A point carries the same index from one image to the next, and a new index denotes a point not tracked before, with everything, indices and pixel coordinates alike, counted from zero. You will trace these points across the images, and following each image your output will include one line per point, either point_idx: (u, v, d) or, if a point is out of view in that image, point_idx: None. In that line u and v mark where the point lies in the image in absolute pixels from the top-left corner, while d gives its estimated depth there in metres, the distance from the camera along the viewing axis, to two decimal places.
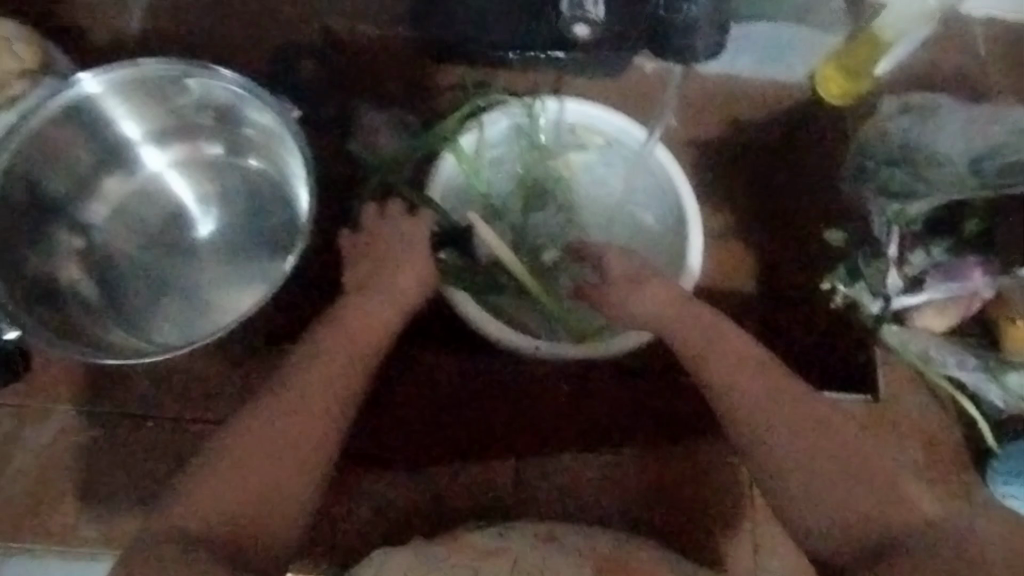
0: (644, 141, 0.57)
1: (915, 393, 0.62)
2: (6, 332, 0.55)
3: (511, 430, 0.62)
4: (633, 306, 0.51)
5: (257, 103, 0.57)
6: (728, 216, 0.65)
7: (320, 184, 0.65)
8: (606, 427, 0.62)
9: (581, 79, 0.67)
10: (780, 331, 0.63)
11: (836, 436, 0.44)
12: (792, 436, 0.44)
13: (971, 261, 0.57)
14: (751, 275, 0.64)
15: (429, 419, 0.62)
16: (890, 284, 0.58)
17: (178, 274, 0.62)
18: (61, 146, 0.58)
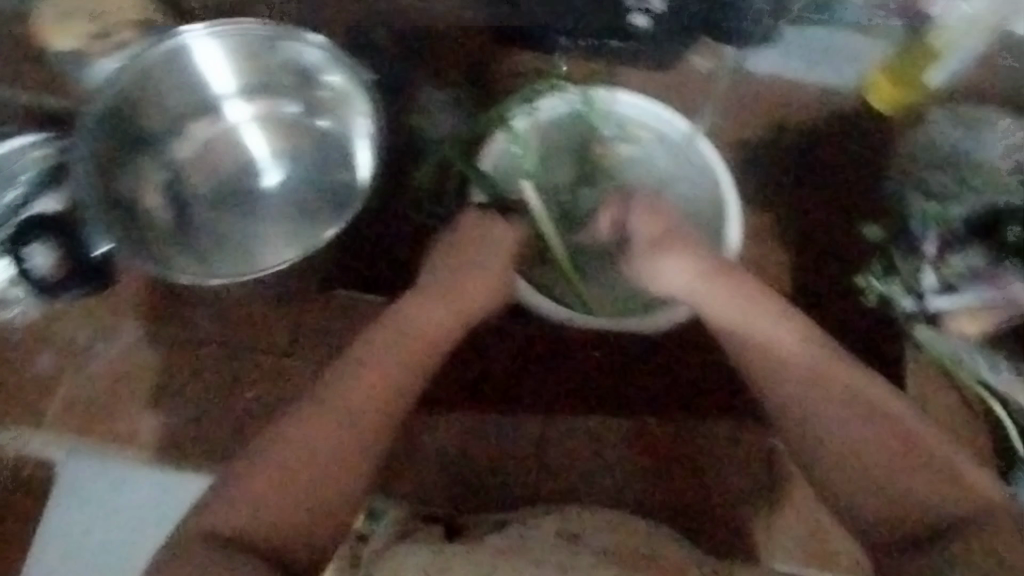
0: (688, 133, 0.70)
1: (944, 392, 0.69)
2: (100, 244, 0.69)
3: (553, 392, 0.72)
4: (662, 280, 0.64)
5: (336, 66, 0.69)
6: (772, 217, 0.74)
7: (393, 150, 0.75)
8: (657, 406, 0.72)
9: (633, 69, 0.77)
10: (838, 326, 0.70)
11: (873, 429, 0.54)
12: (838, 424, 0.54)
13: (1004, 270, 0.66)
14: (789, 281, 0.72)
15: (476, 374, 0.72)
16: (926, 283, 0.68)
17: (230, 218, 0.72)
18: (172, 86, 0.70)
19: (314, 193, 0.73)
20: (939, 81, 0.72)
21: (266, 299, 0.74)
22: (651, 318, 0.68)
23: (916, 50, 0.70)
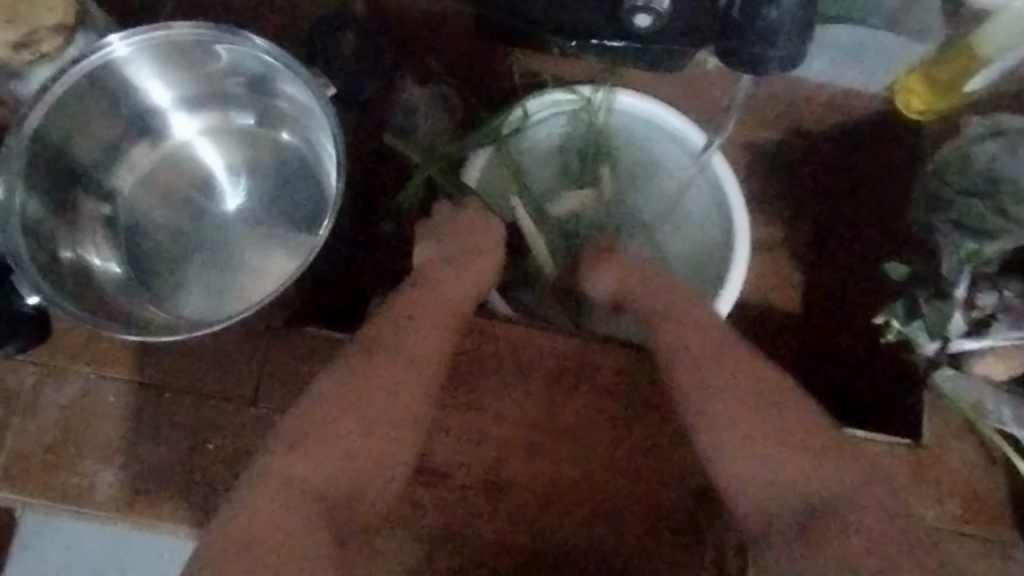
0: (266, 177, 0.82)
1: (578, 394, 0.81)
2: (144, 243, 0.80)
3: (560, 480, 0.79)
4: (497, 445, 0.79)
5: (276, 180, 0.82)
6: (534, 417, 0.80)
7: (298, 209, 0.81)
8: (646, 521, 0.78)
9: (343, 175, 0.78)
10: (553, 415, 0.81)
11: (498, 426, 0.80)
12: (540, 443, 0.80)
13: (324, 181, 0.81)
14: (600, 497, 0.79)
15: (537, 446, 0.80)
16: (220, 209, 0.81)
17: (185, 200, 0.81)
18: (196, 190, 0.81)
19: (278, 199, 0.82)
20: (972, 89, 0.85)
21: (236, 334, 0.81)
22: (589, 530, 0.78)
23: (957, 53, 0.82)
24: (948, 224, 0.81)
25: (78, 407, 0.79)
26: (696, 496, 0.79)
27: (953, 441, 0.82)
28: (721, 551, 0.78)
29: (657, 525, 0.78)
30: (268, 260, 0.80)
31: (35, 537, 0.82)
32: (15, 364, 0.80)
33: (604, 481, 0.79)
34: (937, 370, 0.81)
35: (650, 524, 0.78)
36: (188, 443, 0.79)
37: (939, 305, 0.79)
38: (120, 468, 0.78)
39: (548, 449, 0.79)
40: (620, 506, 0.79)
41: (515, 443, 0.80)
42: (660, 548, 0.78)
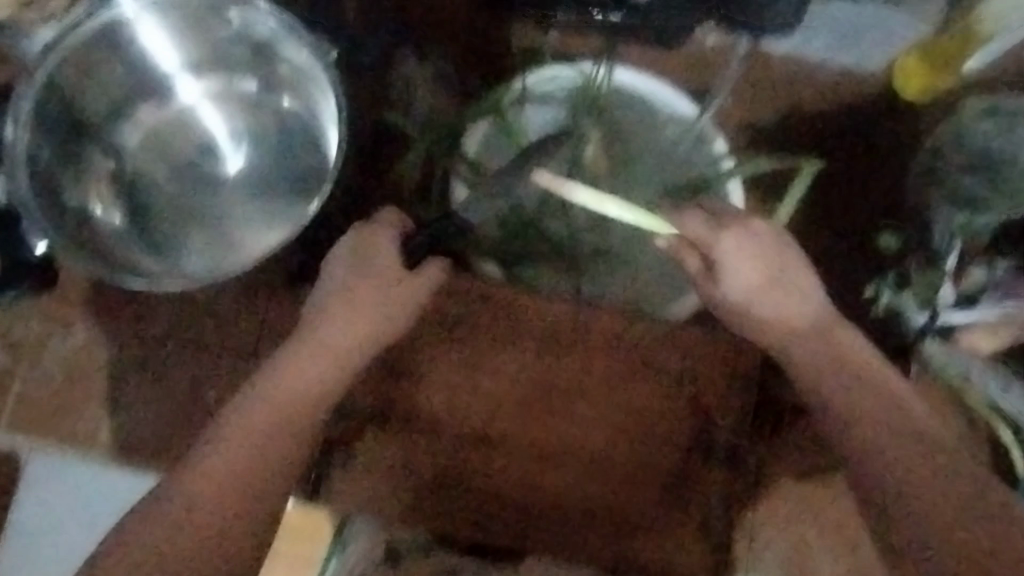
0: (267, 142, 0.84)
1: (561, 352, 0.85)
2: (145, 203, 0.81)
3: (543, 431, 0.84)
4: (481, 397, 0.84)
5: (277, 145, 0.84)
6: (517, 372, 0.85)
7: (298, 173, 0.83)
8: (624, 471, 0.84)
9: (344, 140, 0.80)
10: (536, 371, 0.85)
11: (484, 379, 0.84)
12: (522, 395, 0.84)
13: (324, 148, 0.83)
14: (580, 448, 0.84)
15: (521, 399, 0.85)
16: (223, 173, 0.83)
17: (187, 163, 0.83)
18: (197, 152, 0.83)
19: (279, 164, 0.84)
20: (970, 70, 0.88)
21: (237, 291, 0.83)
22: (568, 478, 0.84)
23: (958, 32, 0.86)
24: (939, 200, 0.83)
25: (83, 357, 0.81)
26: (668, 447, 0.84)
27: (941, 412, 0.84)
28: (689, 498, 0.84)
29: (633, 475, 0.84)
30: (268, 222, 0.81)
31: (37, 487, 0.82)
32: (19, 315, 0.81)
33: (584, 435, 0.84)
34: (925, 341, 0.84)
35: (627, 474, 0.84)
36: (193, 394, 0.82)
37: (928, 277, 0.81)
38: (129, 416, 0.81)
39: (531, 402, 0.84)
40: (597, 456, 0.84)
41: (498, 394, 0.84)
42: (632, 495, 0.84)
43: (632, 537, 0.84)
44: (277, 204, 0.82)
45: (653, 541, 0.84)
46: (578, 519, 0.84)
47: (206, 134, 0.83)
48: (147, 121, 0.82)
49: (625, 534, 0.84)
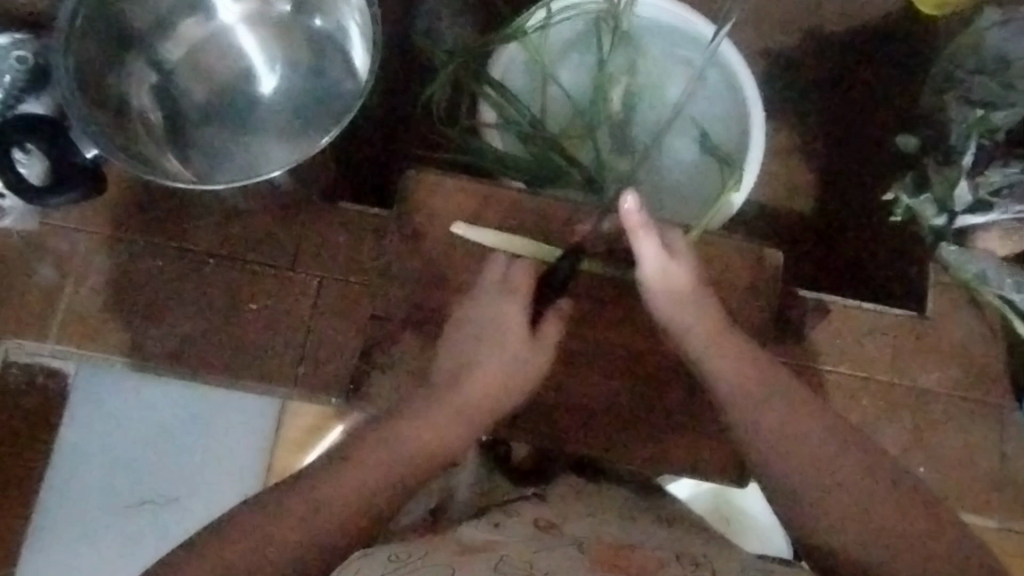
0: (300, 61, 0.86)
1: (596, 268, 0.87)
2: (185, 118, 0.83)
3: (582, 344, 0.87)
4: None
5: (310, 63, 0.86)
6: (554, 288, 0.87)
7: (331, 89, 0.86)
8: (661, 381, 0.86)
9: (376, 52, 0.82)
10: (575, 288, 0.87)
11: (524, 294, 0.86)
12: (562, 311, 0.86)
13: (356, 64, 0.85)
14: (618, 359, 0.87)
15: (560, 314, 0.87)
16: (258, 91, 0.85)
17: (224, 80, 0.85)
18: (233, 70, 0.85)
19: (312, 81, 0.86)
20: None
21: (274, 209, 0.86)
22: (607, 387, 0.86)
23: None
24: (958, 102, 0.84)
25: (128, 270, 0.84)
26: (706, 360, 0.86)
27: (956, 314, 0.87)
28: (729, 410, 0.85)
29: (670, 387, 0.86)
30: (303, 136, 0.83)
31: (99, 398, 0.87)
32: (65, 230, 0.84)
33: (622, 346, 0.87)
34: (943, 244, 0.85)
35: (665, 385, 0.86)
36: (233, 305, 0.84)
37: (946, 175, 0.83)
38: (171, 326, 0.84)
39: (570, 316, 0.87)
40: (634, 367, 0.86)
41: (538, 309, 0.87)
42: (671, 406, 0.86)
43: (673, 447, 0.85)
44: (310, 119, 0.85)
45: (694, 450, 0.85)
46: (618, 429, 0.85)
47: (242, 52, 0.85)
48: (187, 37, 0.84)
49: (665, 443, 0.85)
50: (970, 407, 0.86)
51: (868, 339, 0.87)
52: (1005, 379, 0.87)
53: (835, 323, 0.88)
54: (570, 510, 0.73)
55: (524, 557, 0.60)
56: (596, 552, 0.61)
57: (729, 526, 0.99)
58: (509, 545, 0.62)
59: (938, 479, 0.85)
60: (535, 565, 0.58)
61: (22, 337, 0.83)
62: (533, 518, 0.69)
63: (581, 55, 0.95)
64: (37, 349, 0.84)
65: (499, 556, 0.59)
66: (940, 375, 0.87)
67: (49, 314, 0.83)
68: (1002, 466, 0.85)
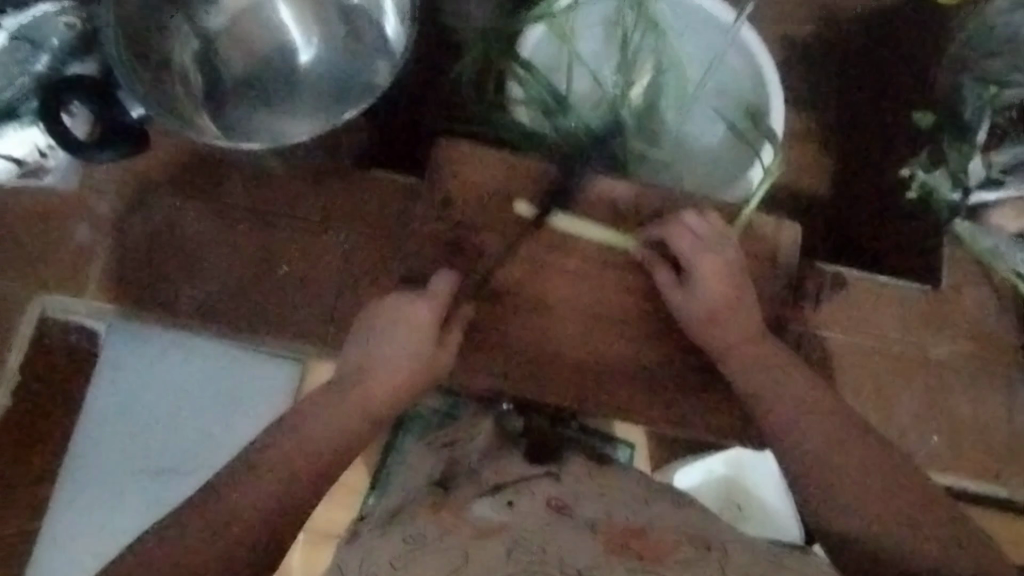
0: (336, 36, 0.89)
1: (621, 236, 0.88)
2: (223, 86, 0.86)
3: (603, 310, 0.87)
4: (544, 279, 0.87)
5: (346, 39, 0.89)
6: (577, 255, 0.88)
7: (365, 63, 0.88)
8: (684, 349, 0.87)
9: (412, 25, 0.85)
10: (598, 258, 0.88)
11: (547, 261, 0.87)
12: (584, 277, 0.88)
13: (390, 39, 0.88)
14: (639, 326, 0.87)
15: (581, 282, 0.87)
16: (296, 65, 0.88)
17: (264, 52, 0.88)
18: (271, 40, 0.88)
19: (347, 56, 0.88)
20: None
21: (308, 176, 0.89)
22: (629, 353, 0.87)
23: None
24: (970, 82, 0.87)
25: (166, 231, 0.86)
26: None
27: (970, 288, 0.90)
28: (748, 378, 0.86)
29: (692, 355, 0.87)
30: (335, 109, 0.86)
31: (118, 363, 0.87)
32: (104, 190, 0.87)
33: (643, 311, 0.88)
34: (956, 220, 0.88)
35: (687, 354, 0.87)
36: (265, 266, 0.87)
37: (961, 150, 0.86)
38: (204, 285, 0.86)
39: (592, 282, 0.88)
40: (656, 336, 0.87)
41: (562, 277, 0.88)
42: (691, 375, 0.87)
43: (693, 416, 0.87)
44: (345, 91, 0.87)
45: (715, 419, 0.86)
46: (640, 397, 0.86)
47: (281, 25, 0.88)
48: (230, 7, 0.87)
49: (686, 409, 0.86)
50: (983, 380, 0.88)
51: (883, 311, 0.90)
52: (1019, 351, 0.89)
53: (851, 295, 0.90)
54: (581, 489, 0.68)
55: (539, 537, 0.57)
56: (609, 529, 0.59)
57: (744, 512, 0.94)
58: (522, 526, 0.59)
59: (951, 447, 0.87)
60: (548, 545, 0.55)
61: (57, 294, 0.85)
62: (547, 499, 0.65)
63: (607, 35, 0.97)
64: (70, 307, 0.86)
65: (513, 539, 0.57)
66: (954, 347, 0.89)
67: (86, 272, 0.85)
68: (1015, 436, 0.87)
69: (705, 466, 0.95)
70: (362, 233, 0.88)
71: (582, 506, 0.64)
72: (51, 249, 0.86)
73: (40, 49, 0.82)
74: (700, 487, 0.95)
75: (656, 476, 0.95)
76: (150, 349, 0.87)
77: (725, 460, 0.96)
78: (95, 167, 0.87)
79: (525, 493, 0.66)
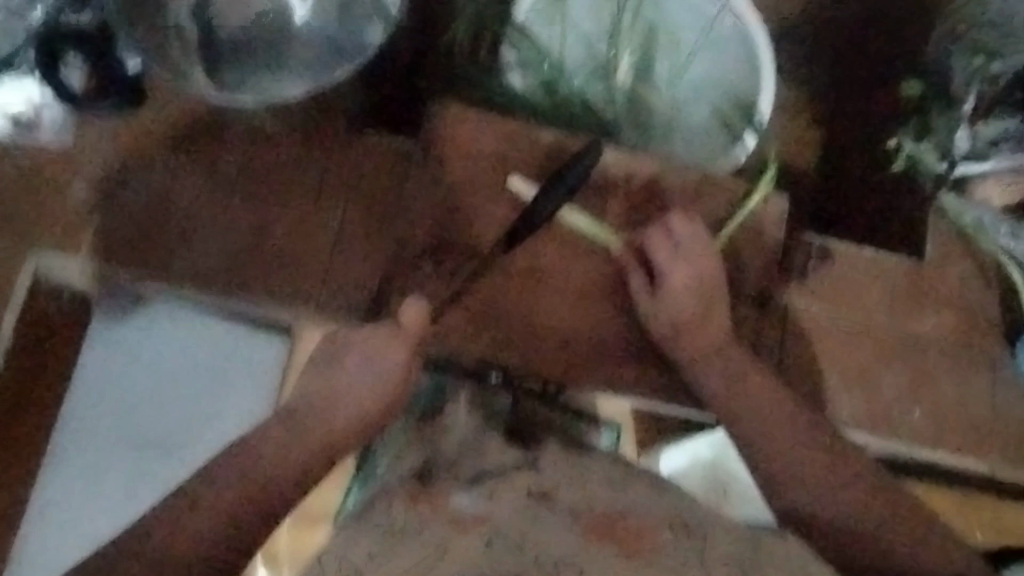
0: (332, 0, 0.89)
1: (613, 203, 0.89)
2: (220, 46, 0.87)
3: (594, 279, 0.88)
4: (535, 247, 0.87)
5: (341, 2, 0.89)
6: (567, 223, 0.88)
7: (360, 28, 0.89)
8: None
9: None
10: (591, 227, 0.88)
11: (538, 229, 0.88)
12: (572, 247, 0.88)
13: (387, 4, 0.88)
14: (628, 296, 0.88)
15: (571, 250, 0.88)
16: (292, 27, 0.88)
17: (260, 13, 0.88)
18: (266, 0, 0.88)
19: (341, 20, 0.89)
20: None
21: (303, 139, 0.89)
22: (618, 320, 0.87)
23: None
24: (960, 55, 0.89)
25: (162, 190, 0.87)
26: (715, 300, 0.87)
27: (954, 263, 0.91)
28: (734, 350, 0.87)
29: None
30: (329, 72, 0.86)
31: (107, 342, 0.88)
32: (98, 148, 0.87)
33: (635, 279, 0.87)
34: (942, 193, 0.89)
35: None
36: (258, 229, 0.87)
37: (947, 121, 0.88)
38: (197, 245, 0.86)
39: (582, 251, 0.88)
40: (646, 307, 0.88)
41: (553, 246, 0.88)
42: None
43: (681, 385, 0.87)
44: (342, 55, 0.88)
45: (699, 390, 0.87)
46: (627, 367, 0.87)
47: None
48: None
49: (673, 379, 0.87)
50: (966, 354, 0.90)
51: (870, 285, 0.91)
52: (1000, 328, 0.90)
53: (837, 267, 0.91)
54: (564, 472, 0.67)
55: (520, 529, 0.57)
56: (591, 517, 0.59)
57: (729, 497, 0.92)
58: (504, 516, 0.59)
59: (931, 421, 0.88)
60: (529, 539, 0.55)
61: (50, 252, 0.86)
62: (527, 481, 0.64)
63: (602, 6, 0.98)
64: (64, 266, 0.86)
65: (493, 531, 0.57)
66: (938, 321, 0.90)
67: (80, 228, 0.86)
68: (995, 410, 0.89)
69: (691, 449, 0.95)
70: (355, 199, 0.89)
71: (563, 487, 0.63)
72: (47, 206, 0.86)
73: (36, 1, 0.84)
74: (686, 472, 0.95)
75: (641, 458, 0.95)
76: (141, 324, 0.88)
77: (711, 443, 0.95)
78: (90, 124, 0.87)
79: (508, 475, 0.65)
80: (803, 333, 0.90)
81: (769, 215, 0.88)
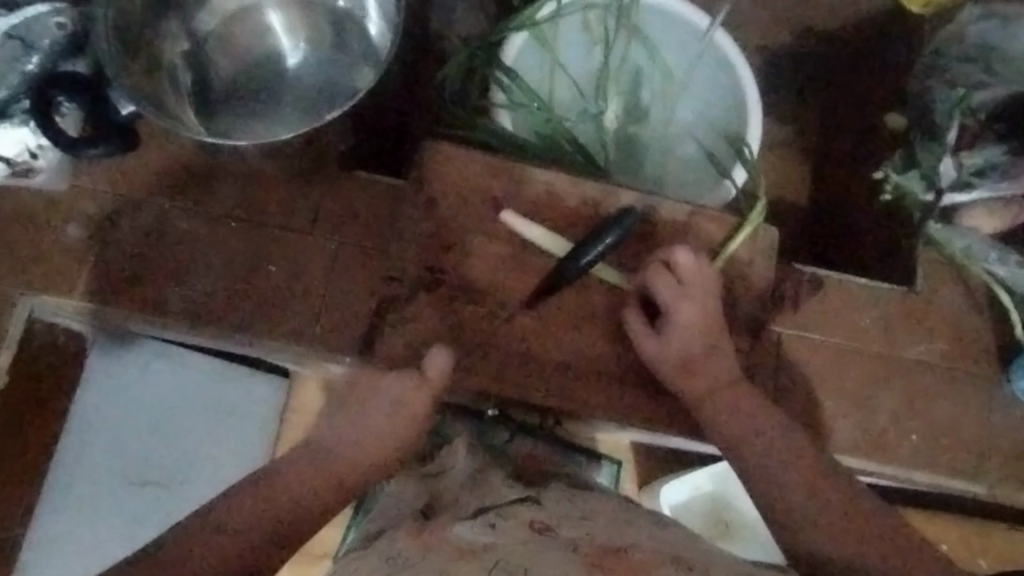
0: (323, 43, 0.91)
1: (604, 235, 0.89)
2: (213, 88, 0.88)
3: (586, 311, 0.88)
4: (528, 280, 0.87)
5: (332, 45, 0.91)
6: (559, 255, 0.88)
7: (351, 69, 0.90)
8: None
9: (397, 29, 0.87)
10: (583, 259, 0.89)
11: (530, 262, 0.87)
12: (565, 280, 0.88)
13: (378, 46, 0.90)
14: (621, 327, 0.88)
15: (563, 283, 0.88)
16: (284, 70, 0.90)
17: (252, 55, 0.90)
18: (258, 44, 0.90)
19: (332, 61, 0.90)
20: None
21: (296, 178, 0.90)
22: (612, 352, 0.87)
23: None
24: (942, 85, 0.91)
25: (155, 231, 0.87)
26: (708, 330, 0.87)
27: (946, 288, 0.91)
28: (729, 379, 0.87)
29: None
30: (320, 112, 0.88)
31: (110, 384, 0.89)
32: (95, 192, 0.88)
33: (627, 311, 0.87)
34: (930, 221, 0.89)
35: None
36: (251, 268, 0.87)
37: (932, 150, 0.90)
38: (191, 285, 0.87)
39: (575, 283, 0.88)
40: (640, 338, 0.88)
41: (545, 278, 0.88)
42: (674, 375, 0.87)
43: (677, 416, 0.86)
44: (333, 95, 0.89)
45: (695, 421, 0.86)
46: (623, 398, 0.87)
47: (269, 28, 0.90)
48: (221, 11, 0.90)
49: (668, 410, 0.87)
50: (960, 379, 0.90)
51: (862, 313, 0.91)
52: (993, 352, 0.90)
53: (829, 295, 0.91)
54: (564, 512, 0.66)
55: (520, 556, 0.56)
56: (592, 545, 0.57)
57: (729, 531, 0.94)
58: (503, 548, 0.57)
59: (929, 448, 0.88)
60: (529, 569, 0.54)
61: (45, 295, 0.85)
62: (527, 519, 0.63)
63: (589, 43, 1.00)
64: (58, 308, 0.85)
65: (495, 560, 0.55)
66: (931, 347, 0.90)
67: (73, 271, 0.86)
68: (992, 435, 0.88)
69: (692, 482, 0.94)
70: (348, 237, 0.89)
71: (562, 523, 0.62)
72: (42, 247, 0.86)
73: (32, 49, 0.85)
74: (686, 506, 0.94)
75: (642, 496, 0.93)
76: (141, 367, 0.89)
77: (711, 476, 0.94)
78: (86, 167, 0.88)
79: (507, 515, 0.64)
80: (797, 362, 0.90)
81: (759, 243, 0.89)
